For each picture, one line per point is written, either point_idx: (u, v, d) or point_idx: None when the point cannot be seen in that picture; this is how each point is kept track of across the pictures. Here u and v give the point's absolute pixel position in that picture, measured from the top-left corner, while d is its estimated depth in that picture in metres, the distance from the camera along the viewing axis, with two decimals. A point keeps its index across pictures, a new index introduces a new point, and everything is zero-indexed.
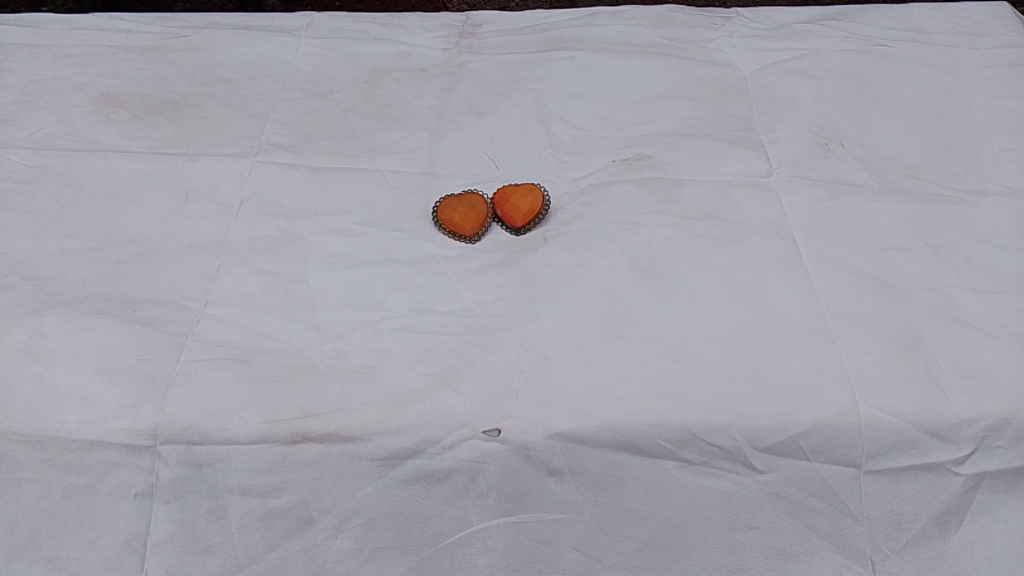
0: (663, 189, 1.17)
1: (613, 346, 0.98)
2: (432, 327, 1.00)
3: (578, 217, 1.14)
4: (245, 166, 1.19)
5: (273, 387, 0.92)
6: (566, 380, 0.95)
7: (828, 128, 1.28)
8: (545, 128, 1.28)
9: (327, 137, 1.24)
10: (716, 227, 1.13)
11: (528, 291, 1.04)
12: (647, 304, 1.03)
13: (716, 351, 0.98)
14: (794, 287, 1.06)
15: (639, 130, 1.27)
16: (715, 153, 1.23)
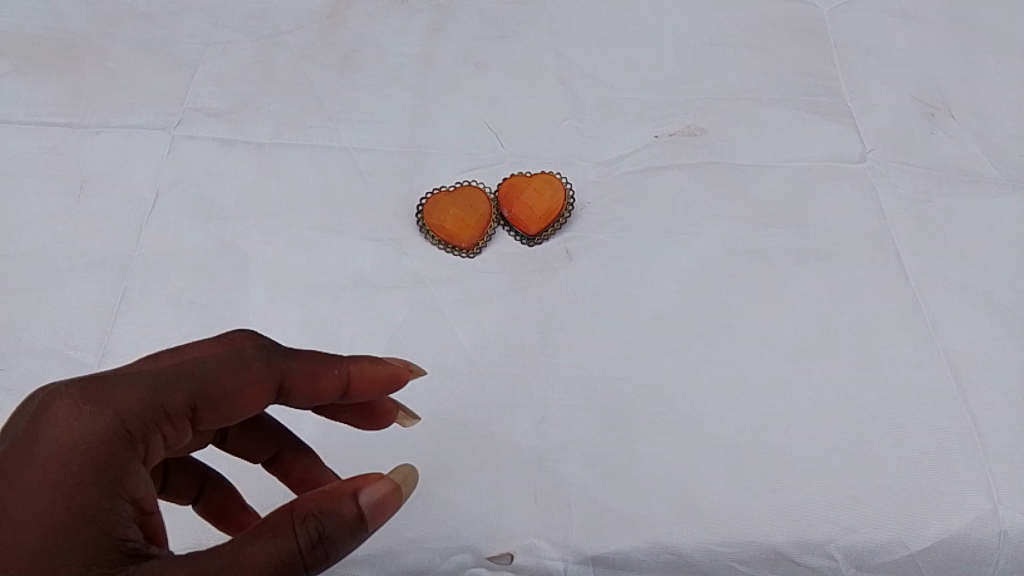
0: (724, 178, 0.89)
1: (667, 423, 0.73)
2: (418, 391, 0.74)
3: (611, 221, 0.86)
4: (164, 144, 0.89)
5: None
6: (604, 478, 0.70)
7: (935, 91, 0.98)
8: (564, 86, 0.97)
9: (276, 99, 0.93)
10: (795, 238, 0.85)
11: (547, 336, 0.77)
12: (709, 356, 0.76)
13: (806, 430, 0.73)
14: (902, 331, 0.80)
15: (687, 91, 0.97)
16: (789, 125, 0.93)
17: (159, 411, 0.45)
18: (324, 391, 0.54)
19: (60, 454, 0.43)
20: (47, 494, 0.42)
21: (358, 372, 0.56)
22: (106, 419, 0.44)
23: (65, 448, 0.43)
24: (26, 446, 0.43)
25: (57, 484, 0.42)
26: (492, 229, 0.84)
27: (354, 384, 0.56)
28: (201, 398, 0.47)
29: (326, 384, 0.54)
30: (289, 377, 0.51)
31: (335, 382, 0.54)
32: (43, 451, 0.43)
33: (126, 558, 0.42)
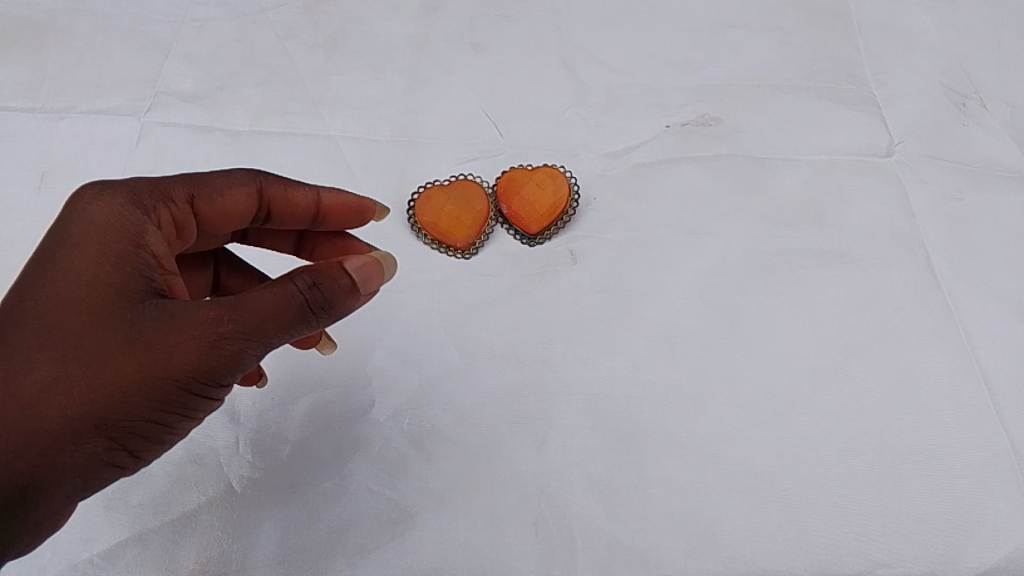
0: (741, 172, 0.82)
1: (679, 444, 0.66)
2: (407, 407, 0.67)
3: (619, 218, 0.79)
4: (132, 131, 0.82)
5: (170, 524, 0.63)
6: (611, 506, 0.64)
7: (966, 78, 0.91)
8: (569, 70, 0.90)
9: (255, 83, 0.86)
10: (818, 238, 0.78)
11: (550, 347, 0.71)
12: (726, 369, 0.70)
13: (832, 453, 0.67)
14: (934, 341, 0.73)
15: (700, 76, 0.90)
16: (809, 115, 0.87)
17: (161, 199, 0.52)
18: (299, 205, 0.60)
19: (82, 237, 0.48)
20: (80, 265, 0.47)
21: (331, 198, 0.61)
22: (118, 207, 0.50)
23: (84, 232, 0.48)
24: (50, 245, 0.48)
25: (83, 258, 0.47)
26: (490, 228, 0.77)
27: (329, 208, 0.61)
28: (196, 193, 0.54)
29: (300, 200, 0.60)
30: (268, 187, 0.57)
31: (307, 199, 0.60)
32: (69, 234, 0.49)
33: (150, 303, 0.46)
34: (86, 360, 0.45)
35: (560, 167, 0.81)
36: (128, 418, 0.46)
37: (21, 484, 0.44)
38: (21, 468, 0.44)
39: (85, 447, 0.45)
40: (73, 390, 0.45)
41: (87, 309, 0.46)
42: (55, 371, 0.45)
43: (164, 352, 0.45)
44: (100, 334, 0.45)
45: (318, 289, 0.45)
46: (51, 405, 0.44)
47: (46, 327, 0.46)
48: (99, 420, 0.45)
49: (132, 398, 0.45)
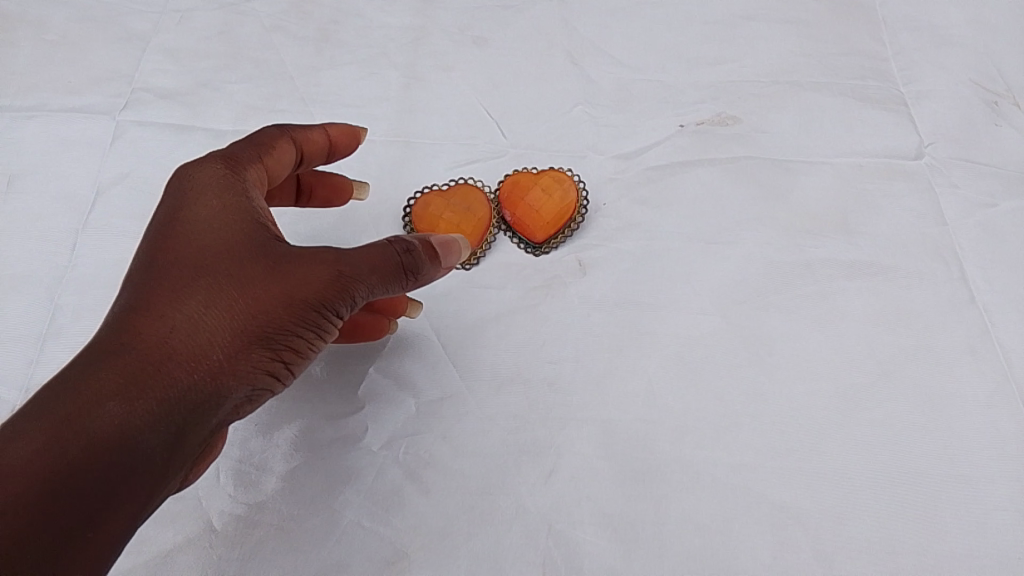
0: (760, 176, 0.77)
1: (698, 476, 0.61)
2: (404, 435, 0.62)
3: (631, 227, 0.74)
4: (107, 131, 0.77)
5: (144, 566, 0.58)
6: (625, 545, 0.59)
7: (998, 75, 0.85)
8: (575, 65, 0.84)
9: (239, 78, 0.80)
10: (845, 247, 0.73)
11: (558, 368, 0.65)
12: (749, 392, 0.65)
13: (865, 483, 0.62)
14: (972, 359, 0.68)
15: (715, 72, 0.84)
16: (833, 115, 0.81)
17: (249, 157, 0.53)
18: (316, 144, 0.58)
19: (200, 192, 0.50)
20: (208, 214, 0.49)
21: (336, 130, 0.60)
22: (221, 166, 0.51)
23: (201, 188, 0.50)
24: (168, 208, 0.50)
25: (204, 211, 0.49)
26: (492, 235, 0.72)
27: (337, 140, 0.60)
28: (264, 151, 0.54)
29: (316, 141, 0.58)
30: (310, 140, 0.58)
31: (320, 136, 0.58)
32: (188, 194, 0.50)
33: (277, 244, 0.49)
34: (237, 291, 0.47)
35: (567, 170, 0.76)
36: (277, 346, 0.48)
37: (189, 407, 0.45)
38: (192, 380, 0.45)
39: (241, 375, 0.47)
40: (229, 320, 0.46)
41: (226, 247, 0.48)
42: (214, 300, 0.47)
43: (308, 281, 0.48)
44: (245, 268, 0.48)
45: (410, 249, 0.52)
46: (211, 334, 0.46)
47: (187, 269, 0.47)
48: (254, 347, 0.47)
49: (287, 319, 0.48)
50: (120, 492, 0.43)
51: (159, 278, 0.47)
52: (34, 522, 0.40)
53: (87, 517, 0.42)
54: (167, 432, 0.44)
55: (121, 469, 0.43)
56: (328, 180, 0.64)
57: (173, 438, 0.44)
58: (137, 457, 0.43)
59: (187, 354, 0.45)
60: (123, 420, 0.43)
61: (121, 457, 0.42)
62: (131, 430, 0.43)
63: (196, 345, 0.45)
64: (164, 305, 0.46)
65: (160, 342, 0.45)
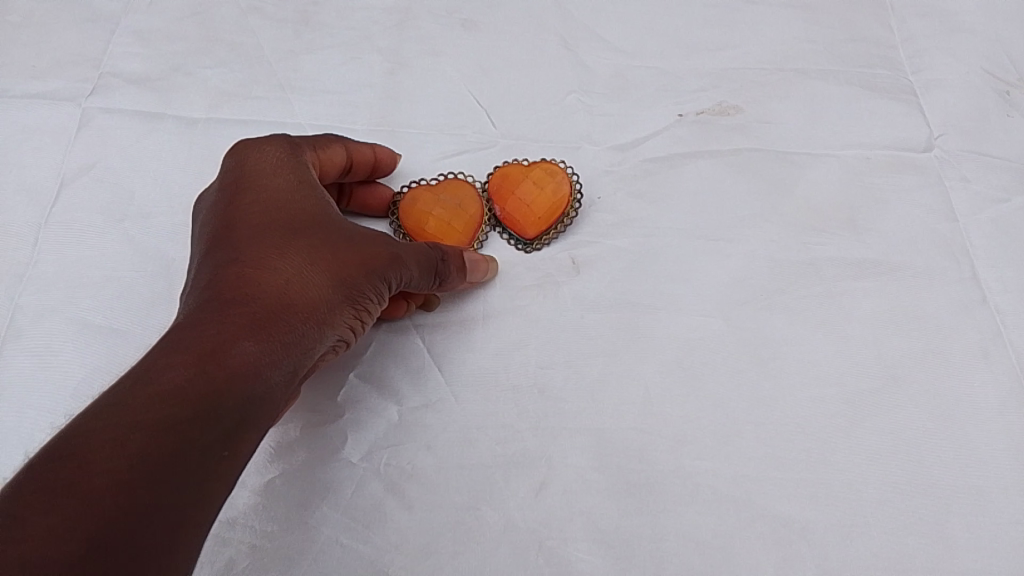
0: (761, 169, 0.73)
1: (698, 489, 0.58)
2: (385, 445, 0.59)
3: (627, 223, 0.70)
4: (72, 119, 0.72)
5: None
6: (619, 563, 0.55)
7: (1010, 63, 0.82)
8: (569, 50, 0.80)
9: (213, 62, 0.76)
10: (851, 244, 0.69)
11: (549, 373, 0.62)
12: (751, 400, 0.61)
13: (874, 496, 0.58)
14: (986, 364, 0.64)
15: (715, 59, 0.80)
16: (839, 105, 0.77)
17: (306, 148, 0.58)
18: (362, 159, 0.64)
19: (275, 168, 0.54)
20: (286, 186, 0.53)
21: (382, 152, 0.66)
22: (286, 150, 0.56)
23: (274, 166, 0.55)
24: (242, 178, 0.53)
25: (282, 185, 0.53)
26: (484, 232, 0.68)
27: (382, 161, 0.66)
28: (316, 146, 0.59)
29: (364, 156, 0.64)
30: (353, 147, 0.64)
31: (367, 155, 0.65)
32: (262, 170, 0.54)
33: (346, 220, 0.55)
34: (329, 254, 0.51)
35: (559, 163, 0.72)
36: (358, 306, 0.53)
37: (300, 352, 0.48)
38: (303, 328, 0.48)
39: (332, 328, 0.51)
40: (327, 276, 0.51)
41: (309, 216, 0.53)
42: (314, 260, 0.51)
43: (381, 252, 0.54)
44: (330, 236, 0.52)
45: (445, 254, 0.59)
46: (314, 287, 0.50)
47: (280, 232, 0.51)
48: (345, 305, 0.52)
49: (370, 281, 0.53)
50: (250, 426, 0.45)
51: (256, 236, 0.50)
52: (187, 442, 0.41)
53: (227, 441, 0.43)
54: (286, 369, 0.47)
55: (254, 400, 0.45)
56: (369, 188, 0.67)
57: (288, 379, 0.47)
58: (265, 392, 0.45)
59: (299, 305, 0.48)
60: (259, 353, 0.45)
61: (257, 386, 0.45)
62: (266, 363, 0.45)
63: (305, 296, 0.49)
64: (270, 260, 0.49)
65: (277, 289, 0.48)
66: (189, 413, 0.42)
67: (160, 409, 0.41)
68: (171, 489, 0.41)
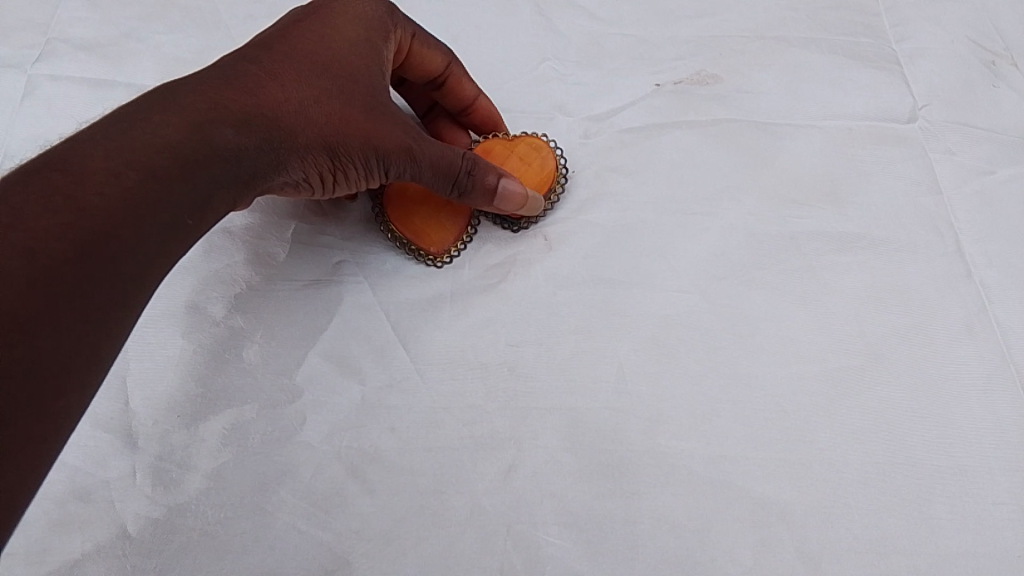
0: (741, 138, 0.70)
1: (673, 471, 0.55)
2: (346, 426, 0.56)
3: (602, 196, 0.67)
4: (17, 86, 0.69)
5: None
6: (590, 547, 0.53)
7: (996, 32, 0.80)
8: (543, 19, 0.78)
9: (169, 28, 0.73)
10: (833, 217, 0.67)
11: (519, 351, 0.59)
12: (730, 378, 0.59)
13: (855, 477, 0.56)
14: (970, 341, 0.62)
15: (693, 27, 0.78)
16: (820, 72, 0.75)
17: (408, 18, 0.61)
18: (463, 88, 0.64)
19: (355, 17, 0.58)
20: (350, 33, 0.57)
21: (485, 104, 0.65)
22: (380, 10, 0.59)
23: (358, 14, 0.58)
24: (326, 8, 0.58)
25: (346, 31, 0.57)
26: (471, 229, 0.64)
27: (479, 110, 0.65)
28: (420, 35, 0.61)
29: (464, 92, 0.64)
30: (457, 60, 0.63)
31: (472, 89, 0.64)
32: (340, 11, 0.58)
33: (384, 95, 0.56)
34: (340, 106, 0.54)
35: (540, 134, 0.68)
36: (337, 159, 0.55)
37: (267, 163, 0.52)
38: (282, 149, 0.52)
39: (302, 165, 0.54)
40: (326, 122, 0.53)
41: (354, 73, 0.55)
42: (324, 106, 0.54)
43: (393, 137, 0.55)
44: (357, 97, 0.55)
45: (473, 175, 0.57)
46: (309, 117, 0.53)
47: (316, 67, 0.54)
48: (325, 155, 0.54)
49: (359, 153, 0.55)
50: (211, 204, 0.49)
51: (296, 57, 0.54)
52: (161, 192, 0.45)
53: (184, 214, 0.46)
54: (240, 175, 0.50)
55: (220, 180, 0.49)
56: (453, 128, 0.67)
57: (249, 179, 0.51)
58: (228, 179, 0.49)
59: (288, 125, 0.52)
60: (231, 147, 0.49)
61: (223, 173, 0.49)
62: (233, 155, 0.49)
63: (299, 121, 0.53)
64: (289, 84, 0.53)
65: (277, 103, 0.52)
66: (165, 166, 0.46)
67: (144, 152, 0.45)
68: (134, 236, 0.43)
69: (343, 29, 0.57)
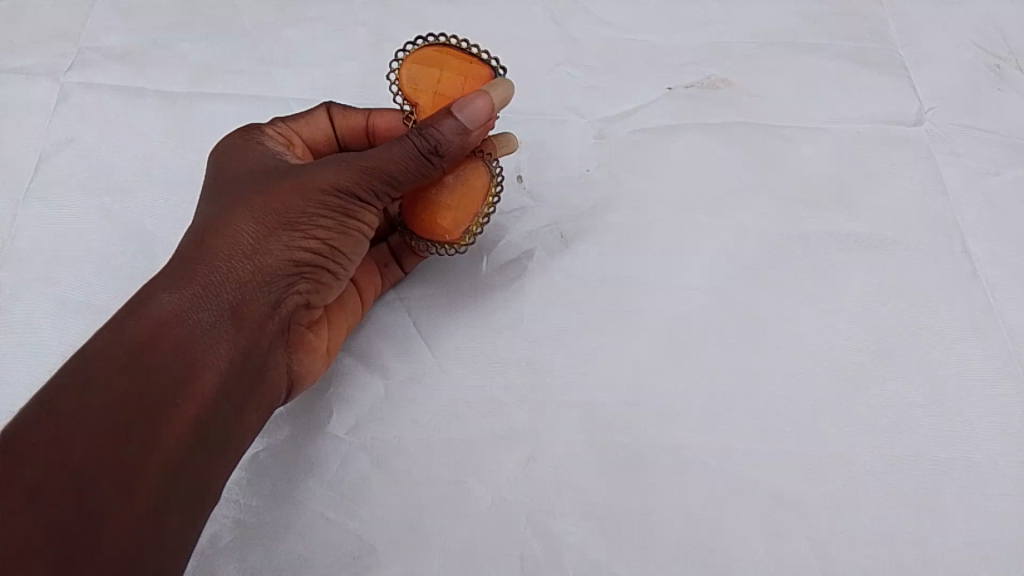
0: (750, 141, 0.72)
1: (687, 463, 0.57)
2: (371, 419, 0.58)
3: (615, 196, 0.69)
4: (49, 94, 0.71)
5: None
6: (608, 537, 0.54)
7: (1001, 38, 0.81)
8: (557, 25, 0.80)
9: (195, 37, 0.75)
10: (841, 217, 0.69)
11: (536, 346, 0.61)
12: (740, 373, 0.61)
13: (864, 468, 0.58)
14: (974, 337, 0.64)
15: (702, 33, 0.80)
16: (827, 77, 0.77)
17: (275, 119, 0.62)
18: (350, 121, 0.62)
19: (232, 151, 0.57)
20: (241, 162, 0.56)
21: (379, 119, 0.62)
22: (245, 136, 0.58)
23: (232, 149, 0.58)
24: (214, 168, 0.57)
25: (235, 164, 0.56)
26: (497, 184, 0.58)
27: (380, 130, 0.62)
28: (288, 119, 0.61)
29: (353, 124, 0.62)
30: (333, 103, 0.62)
31: (358, 116, 0.62)
32: (221, 160, 0.58)
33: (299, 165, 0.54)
34: (263, 198, 0.52)
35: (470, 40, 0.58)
36: (307, 234, 0.52)
37: (236, 293, 0.49)
38: (239, 269, 0.50)
39: (277, 265, 0.51)
40: (259, 222, 0.51)
41: (258, 176, 0.54)
42: (247, 209, 0.51)
43: (328, 175, 0.52)
44: (274, 183, 0.53)
45: (427, 134, 0.53)
46: (239, 230, 0.50)
47: (221, 199, 0.53)
48: (288, 237, 0.51)
49: (310, 204, 0.52)
50: (190, 364, 0.46)
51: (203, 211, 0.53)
52: (112, 391, 0.44)
53: (156, 393, 0.45)
54: (224, 308, 0.49)
55: (183, 344, 0.46)
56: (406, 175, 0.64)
57: (227, 319, 0.49)
58: (196, 335, 0.47)
59: (225, 250, 0.50)
60: (176, 305, 0.47)
61: (187, 332, 0.47)
62: (189, 311, 0.47)
63: (234, 240, 0.50)
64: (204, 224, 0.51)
65: (202, 244, 0.50)
66: (107, 369, 0.44)
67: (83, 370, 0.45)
68: (93, 445, 0.42)
69: (230, 163, 0.56)
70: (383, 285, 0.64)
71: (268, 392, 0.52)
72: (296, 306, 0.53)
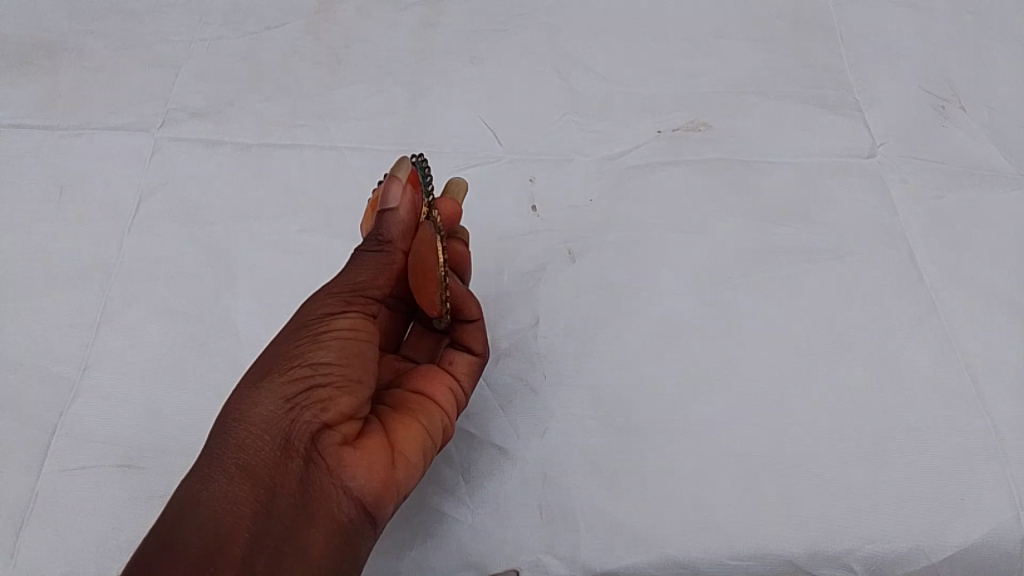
0: (728, 173, 0.86)
1: (676, 432, 0.69)
2: None
3: (614, 220, 0.83)
4: (146, 146, 0.86)
5: None
6: (612, 490, 0.67)
7: (945, 82, 0.95)
8: (563, 80, 0.95)
9: (263, 98, 0.91)
10: (805, 234, 0.82)
11: (551, 342, 0.74)
12: (721, 360, 0.73)
13: (824, 434, 0.70)
14: (920, 331, 0.76)
15: (687, 84, 0.94)
16: (793, 118, 0.91)
17: None
18: None
19: None
20: None
21: None
22: None
23: None
24: None
25: None
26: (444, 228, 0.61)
27: None
28: None
29: None
30: None
31: None
32: None
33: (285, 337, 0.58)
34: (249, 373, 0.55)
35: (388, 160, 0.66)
36: (293, 368, 0.54)
37: (239, 452, 0.50)
38: (240, 429, 0.52)
39: (273, 410, 0.52)
40: (245, 391, 0.54)
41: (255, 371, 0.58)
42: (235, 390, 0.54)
43: (298, 324, 0.57)
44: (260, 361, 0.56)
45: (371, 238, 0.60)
46: (231, 407, 0.53)
47: None
48: (273, 382, 0.53)
49: (291, 346, 0.55)
50: (220, 528, 0.47)
51: None
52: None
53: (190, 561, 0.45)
54: (231, 470, 0.50)
55: (205, 514, 0.47)
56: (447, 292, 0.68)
57: (239, 477, 0.49)
58: (215, 502, 0.48)
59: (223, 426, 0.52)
60: (189, 489, 0.49)
61: (204, 503, 0.48)
62: (200, 487, 0.49)
63: (230, 415, 0.52)
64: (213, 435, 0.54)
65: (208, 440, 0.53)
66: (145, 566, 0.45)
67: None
68: None
69: None
70: (461, 378, 0.65)
71: (325, 520, 0.51)
72: (315, 433, 0.53)
